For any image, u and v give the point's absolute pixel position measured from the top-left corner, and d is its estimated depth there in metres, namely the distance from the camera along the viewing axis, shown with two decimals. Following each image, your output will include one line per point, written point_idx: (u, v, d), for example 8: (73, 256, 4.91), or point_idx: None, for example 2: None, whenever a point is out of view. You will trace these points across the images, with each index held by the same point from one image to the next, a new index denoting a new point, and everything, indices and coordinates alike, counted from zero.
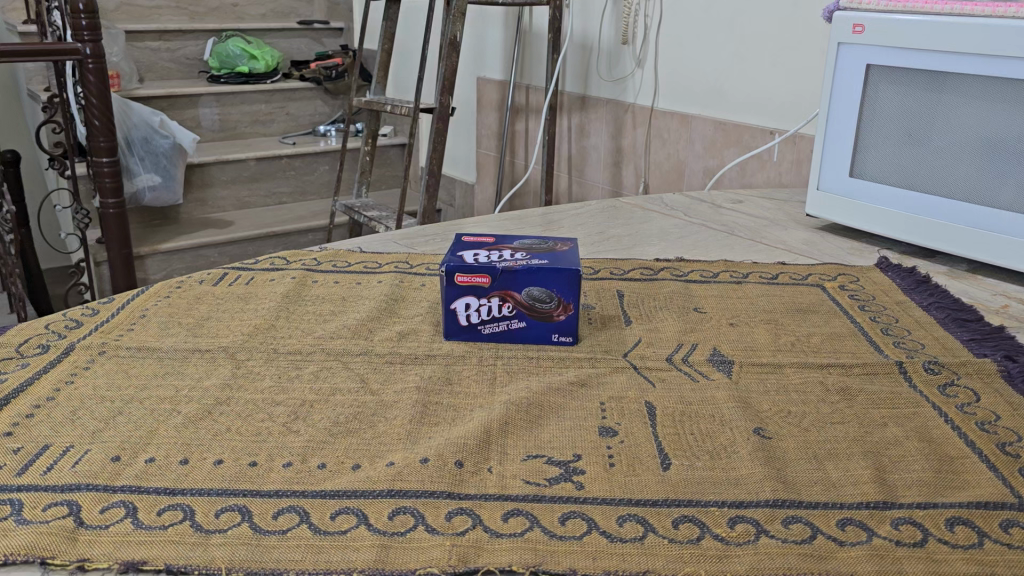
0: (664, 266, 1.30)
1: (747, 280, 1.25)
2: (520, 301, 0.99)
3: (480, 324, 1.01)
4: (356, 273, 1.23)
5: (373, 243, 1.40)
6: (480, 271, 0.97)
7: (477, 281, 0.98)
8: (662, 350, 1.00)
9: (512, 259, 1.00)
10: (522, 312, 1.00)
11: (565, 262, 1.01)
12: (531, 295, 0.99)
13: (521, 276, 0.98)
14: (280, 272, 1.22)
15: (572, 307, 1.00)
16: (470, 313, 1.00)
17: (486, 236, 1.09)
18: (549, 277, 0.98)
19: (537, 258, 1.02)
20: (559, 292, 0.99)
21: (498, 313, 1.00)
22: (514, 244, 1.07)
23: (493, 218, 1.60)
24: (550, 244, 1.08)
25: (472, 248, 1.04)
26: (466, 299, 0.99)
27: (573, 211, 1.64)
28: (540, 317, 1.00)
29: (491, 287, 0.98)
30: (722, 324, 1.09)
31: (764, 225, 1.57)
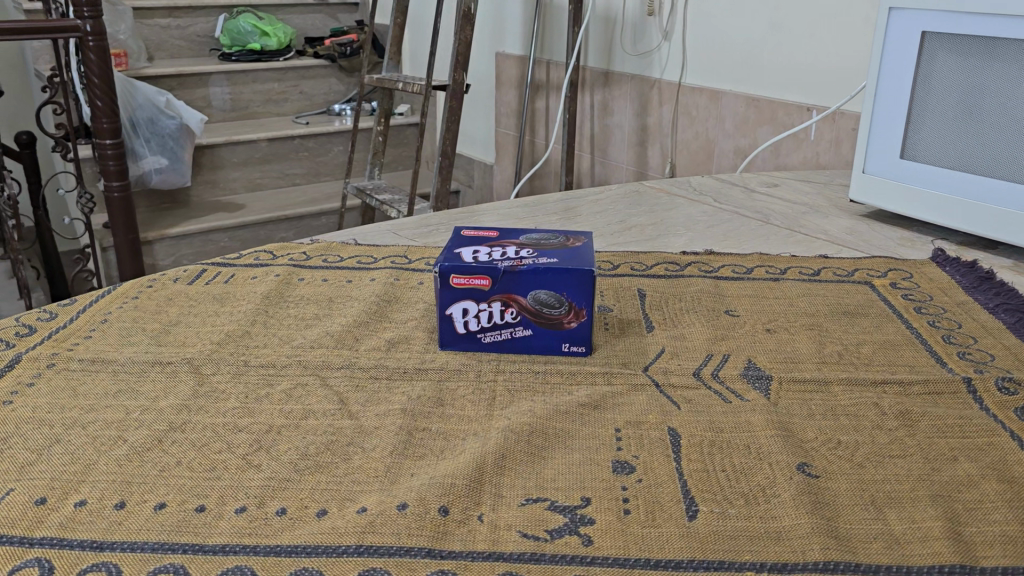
0: (692, 261, 1.16)
1: (785, 277, 1.11)
2: (525, 307, 0.87)
3: (479, 332, 0.89)
4: (346, 270, 1.10)
5: (371, 234, 1.28)
6: (478, 272, 0.85)
7: (475, 283, 0.86)
8: (689, 363, 0.87)
9: (516, 259, 0.87)
10: (527, 318, 0.87)
11: (578, 261, 0.88)
12: (538, 299, 0.86)
13: (525, 278, 0.85)
14: (262, 269, 1.10)
15: (585, 313, 0.87)
16: (468, 319, 0.88)
17: (489, 230, 0.97)
18: (558, 279, 0.85)
19: (545, 257, 0.89)
20: (571, 297, 0.86)
21: (499, 320, 0.88)
22: (520, 240, 0.94)
23: (503, 204, 1.47)
24: (561, 239, 0.95)
25: (471, 245, 0.92)
26: (463, 304, 0.87)
27: (591, 197, 1.50)
28: (547, 324, 0.88)
29: (491, 290, 0.86)
30: (757, 331, 0.95)
31: (803, 212, 1.42)
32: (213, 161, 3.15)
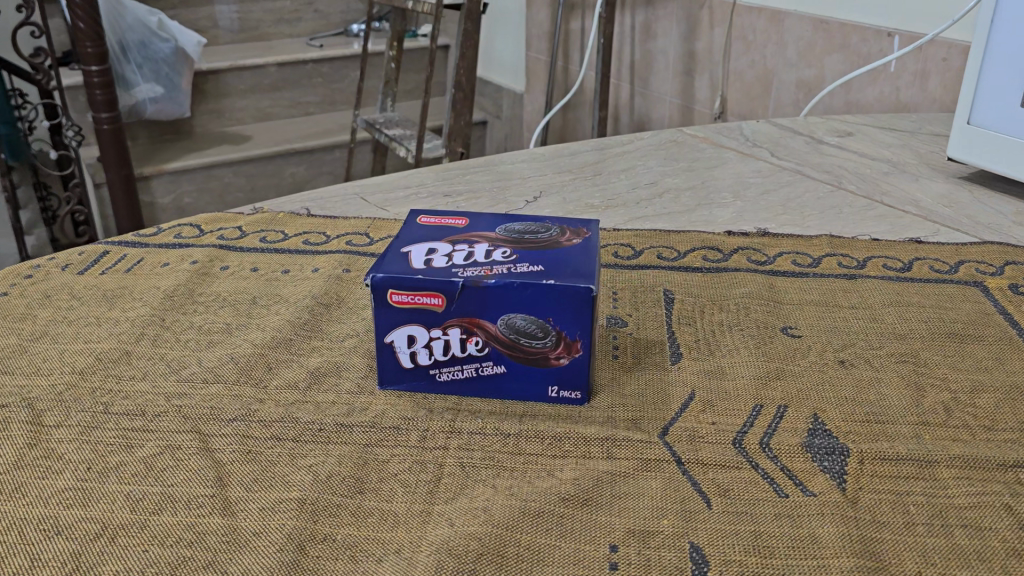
0: (737, 248, 0.88)
1: (864, 273, 0.83)
2: (494, 335, 0.61)
3: (431, 366, 0.63)
4: (286, 257, 0.86)
5: (334, 198, 1.02)
6: (428, 288, 0.60)
7: (424, 302, 0.60)
8: (728, 422, 0.61)
9: (484, 266, 0.62)
10: (499, 351, 0.62)
11: (571, 268, 0.61)
12: (512, 326, 0.61)
13: (494, 296, 0.60)
14: (178, 254, 0.86)
15: (581, 346, 0.61)
16: (415, 351, 0.63)
17: (457, 216, 0.71)
18: (541, 298, 0.59)
19: (529, 261, 0.63)
20: (560, 322, 0.60)
21: (460, 353, 0.62)
22: (496, 233, 0.68)
23: (506, 156, 1.19)
24: (556, 230, 0.68)
25: (427, 241, 0.66)
26: (407, 330, 0.62)
27: (616, 148, 1.21)
28: (526, 359, 0.62)
29: (447, 312, 0.61)
30: (826, 365, 0.68)
31: (884, 173, 1.12)
32: (217, 88, 2.89)
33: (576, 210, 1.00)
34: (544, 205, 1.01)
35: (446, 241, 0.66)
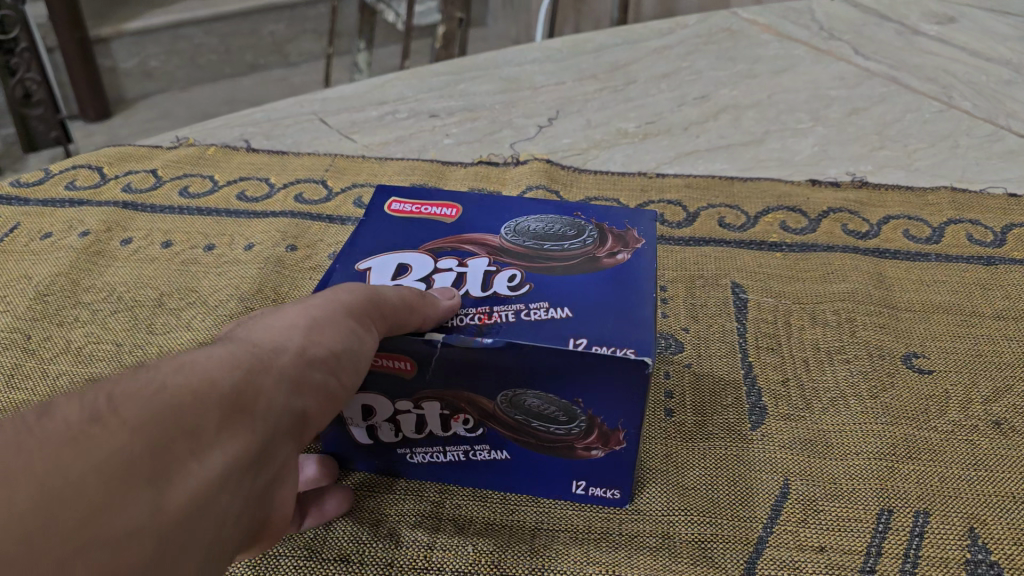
0: (826, 209, 0.65)
1: (1006, 253, 0.60)
2: (492, 413, 0.39)
3: (398, 445, 0.42)
4: (211, 222, 0.64)
5: (286, 121, 0.78)
6: (387, 347, 0.37)
7: (385, 364, 0.38)
8: (844, 549, 0.41)
9: (479, 308, 0.39)
10: (500, 436, 0.40)
11: (617, 314, 0.38)
12: (520, 404, 0.38)
13: (491, 365, 0.37)
14: (66, 217, 0.64)
15: (625, 436, 0.39)
16: (375, 426, 0.41)
17: (443, 199, 0.46)
18: (565, 370, 0.36)
19: (554, 296, 0.39)
20: (595, 404, 0.38)
21: (442, 432, 0.41)
22: (500, 234, 0.44)
23: (513, 52, 0.93)
24: (600, 228, 0.44)
25: (396, 252, 0.43)
26: (361, 400, 0.40)
27: (652, 41, 0.95)
28: (540, 448, 0.40)
29: (421, 379, 0.38)
30: (976, 430, 0.47)
31: (1005, 83, 0.86)
32: None
33: (605, 141, 0.75)
34: (562, 132, 0.76)
35: (424, 251, 0.43)
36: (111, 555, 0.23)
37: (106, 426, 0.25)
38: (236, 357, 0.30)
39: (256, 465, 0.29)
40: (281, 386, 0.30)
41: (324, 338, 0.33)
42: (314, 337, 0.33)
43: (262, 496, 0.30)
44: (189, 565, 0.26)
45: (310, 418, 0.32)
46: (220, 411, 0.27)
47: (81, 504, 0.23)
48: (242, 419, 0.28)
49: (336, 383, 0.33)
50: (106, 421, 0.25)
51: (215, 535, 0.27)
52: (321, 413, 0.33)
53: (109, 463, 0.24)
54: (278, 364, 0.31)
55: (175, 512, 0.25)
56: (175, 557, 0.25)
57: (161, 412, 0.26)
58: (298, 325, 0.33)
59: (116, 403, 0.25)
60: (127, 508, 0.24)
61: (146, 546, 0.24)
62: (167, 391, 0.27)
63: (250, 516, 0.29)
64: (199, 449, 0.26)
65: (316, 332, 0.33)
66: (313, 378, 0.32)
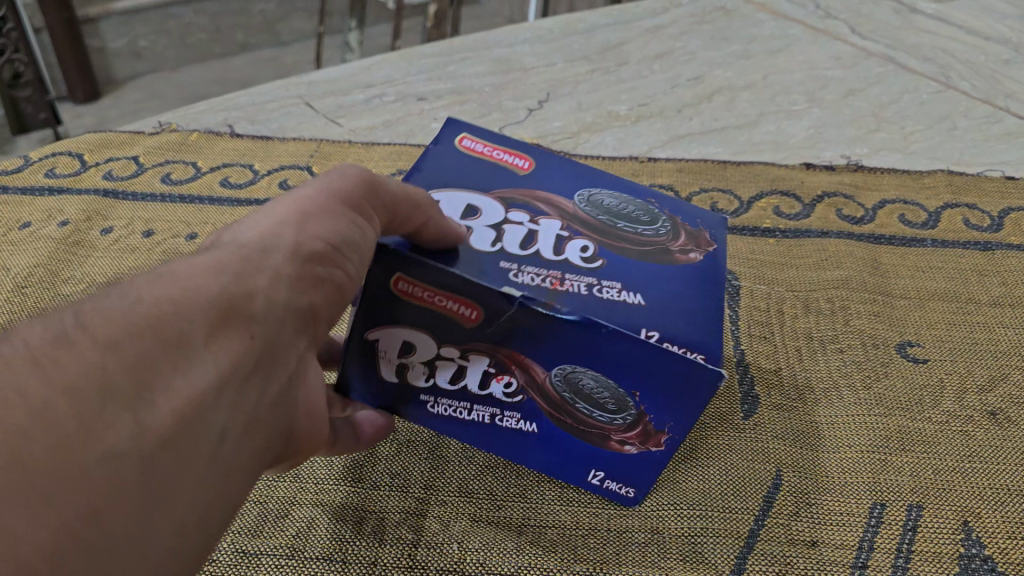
0: (820, 193, 0.64)
1: (1003, 238, 0.59)
2: (540, 384, 0.36)
3: (424, 392, 0.39)
4: (193, 210, 0.62)
5: (270, 105, 0.77)
6: (459, 292, 0.33)
7: (441, 302, 0.34)
8: (836, 544, 0.40)
9: (550, 273, 0.36)
10: (536, 407, 0.38)
11: (688, 320, 0.35)
12: (573, 382, 0.36)
13: (556, 334, 0.33)
14: (45, 206, 0.63)
15: (668, 441, 0.37)
16: (408, 366, 0.37)
17: (520, 148, 0.42)
18: (634, 363, 0.33)
19: (626, 284, 0.36)
20: (650, 401, 0.35)
21: (475, 389, 0.38)
22: (572, 201, 0.40)
23: (503, 31, 0.91)
24: (676, 220, 0.40)
25: (466, 193, 0.39)
26: (406, 334, 0.36)
27: (644, 21, 0.94)
28: (574, 430, 0.38)
29: (475, 331, 0.35)
30: (971, 421, 0.46)
31: (1004, 62, 0.85)
32: None
33: (596, 124, 0.74)
34: (553, 114, 0.75)
35: (494, 196, 0.39)
36: (101, 485, 0.20)
37: (73, 347, 0.21)
38: (226, 258, 0.26)
39: (260, 375, 0.26)
40: (280, 282, 0.27)
41: (326, 225, 0.30)
42: (308, 230, 0.30)
43: (272, 412, 0.27)
44: (190, 497, 0.23)
45: (315, 316, 0.29)
46: (210, 318, 0.24)
47: (51, 430, 0.20)
48: (238, 327, 0.25)
49: (341, 273, 0.30)
50: (74, 342, 0.21)
51: (222, 453, 0.24)
52: (331, 309, 0.30)
53: (83, 383, 0.21)
54: (275, 259, 0.28)
55: (164, 435, 0.22)
56: (173, 487, 0.22)
57: (139, 323, 0.23)
58: (295, 213, 0.30)
59: (83, 321, 0.22)
60: (106, 434, 0.21)
61: (139, 472, 0.21)
62: (144, 303, 0.23)
63: (262, 430, 0.26)
64: (192, 360, 0.23)
65: (314, 219, 0.30)
66: (313, 272, 0.29)
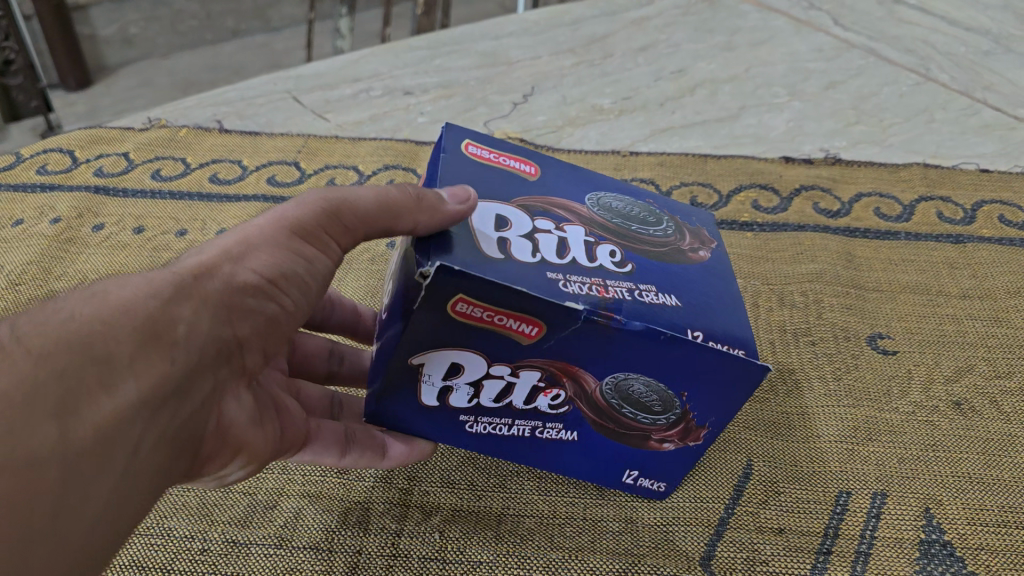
0: (799, 187, 0.65)
1: (975, 231, 0.61)
2: (589, 394, 0.36)
3: (465, 411, 0.37)
4: (183, 206, 0.64)
5: (259, 100, 0.78)
6: (523, 312, 0.31)
7: (499, 322, 0.32)
8: (803, 530, 0.41)
9: (592, 278, 0.33)
10: (581, 415, 0.37)
11: (726, 313, 0.35)
12: (624, 390, 0.35)
13: (621, 344, 0.32)
14: (37, 203, 0.64)
15: (707, 433, 0.38)
16: (453, 387, 0.36)
17: (521, 154, 0.40)
18: (689, 368, 0.34)
19: (661, 283, 0.35)
20: (696, 400, 0.36)
21: (520, 404, 0.37)
22: (584, 205, 0.38)
23: (490, 24, 0.92)
24: (672, 220, 0.40)
25: (490, 202, 0.35)
26: (456, 358, 0.34)
27: (630, 12, 0.94)
28: (617, 434, 0.38)
29: (533, 346, 0.33)
30: (937, 412, 0.47)
31: (983, 53, 0.86)
32: None
33: (580, 118, 0.75)
34: (538, 108, 0.76)
35: (516, 204, 0.36)
36: (23, 483, 0.23)
37: (11, 358, 0.24)
38: (159, 281, 0.29)
39: (177, 396, 0.28)
40: (204, 313, 0.30)
41: (262, 265, 0.32)
42: (247, 261, 0.32)
43: (185, 431, 0.29)
44: (100, 499, 0.25)
45: (241, 343, 0.32)
46: (134, 343, 0.27)
47: None
48: (161, 352, 0.27)
49: (276, 305, 0.33)
50: (10, 353, 0.24)
51: (133, 463, 0.26)
52: (254, 339, 0.32)
53: (17, 388, 0.23)
54: (204, 290, 0.30)
55: (85, 445, 0.24)
56: (87, 489, 0.25)
57: (69, 343, 0.25)
58: (237, 248, 0.32)
59: (21, 336, 0.25)
60: (33, 436, 0.23)
61: (61, 471, 0.24)
62: (77, 323, 0.26)
63: (175, 444, 0.29)
64: (113, 380, 0.26)
65: (252, 257, 0.32)
66: (245, 303, 0.31)
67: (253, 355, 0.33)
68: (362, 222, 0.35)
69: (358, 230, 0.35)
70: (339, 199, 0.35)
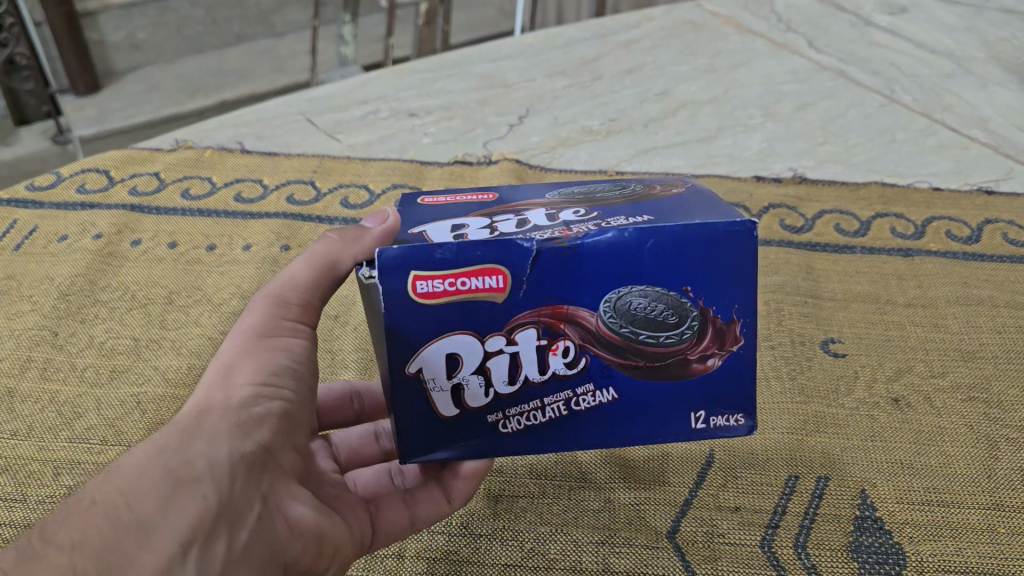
0: (767, 205, 0.72)
1: (923, 246, 0.67)
2: (598, 333, 0.38)
3: (490, 408, 0.39)
4: (211, 223, 0.70)
5: (276, 122, 0.85)
6: (474, 262, 0.35)
7: (467, 289, 0.36)
8: (755, 508, 0.48)
9: (555, 226, 0.37)
10: (605, 363, 0.38)
11: (697, 208, 0.38)
12: (627, 310, 0.37)
13: (594, 259, 0.36)
14: (79, 220, 0.71)
15: (740, 328, 0.39)
16: (464, 379, 0.38)
17: (477, 189, 0.45)
18: (680, 254, 0.37)
19: (628, 210, 0.39)
20: (705, 290, 0.38)
21: (539, 377, 0.38)
22: (548, 195, 0.43)
23: (488, 47, 0.98)
24: (638, 183, 0.44)
25: (447, 219, 0.40)
26: (448, 346, 0.37)
27: (620, 35, 1.01)
28: (652, 372, 0.39)
29: (512, 300, 0.36)
30: (877, 407, 0.54)
31: (946, 75, 0.92)
32: None
33: (571, 138, 0.82)
34: (532, 129, 0.83)
35: (476, 212, 0.41)
36: None
37: (53, 551, 0.28)
38: (161, 438, 0.32)
39: (222, 521, 0.31)
40: (218, 440, 0.33)
41: (248, 378, 0.36)
42: (233, 384, 0.36)
43: (252, 545, 0.32)
44: None
45: (270, 450, 0.35)
46: (158, 496, 0.30)
47: None
48: (188, 492, 0.31)
49: (281, 403, 0.37)
50: (49, 550, 0.28)
51: None
52: (282, 440, 0.36)
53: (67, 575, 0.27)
54: (209, 424, 0.34)
55: None
56: None
57: (99, 520, 0.29)
58: (220, 379, 0.36)
59: (58, 530, 0.29)
60: None
61: None
62: (97, 505, 0.29)
63: (251, 558, 0.32)
64: (149, 535, 0.29)
65: (236, 378, 0.36)
66: (252, 415, 0.35)
67: (284, 456, 0.36)
68: (307, 294, 0.41)
69: (311, 302, 0.41)
70: (281, 285, 0.41)
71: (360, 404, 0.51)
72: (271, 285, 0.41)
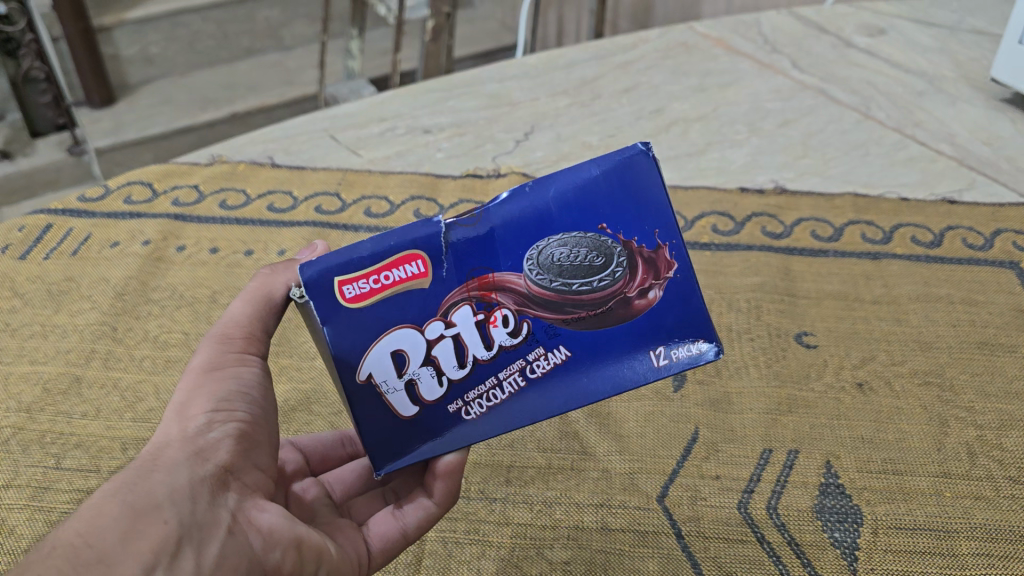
0: (750, 213, 0.80)
1: (890, 250, 0.75)
2: (529, 293, 0.42)
3: (450, 399, 0.43)
4: (248, 230, 0.78)
5: (301, 138, 0.92)
6: (388, 254, 0.40)
7: (392, 281, 0.41)
8: (733, 477, 0.56)
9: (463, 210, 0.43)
10: (547, 322, 0.42)
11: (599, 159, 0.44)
12: (552, 264, 0.42)
13: (505, 222, 0.41)
14: (128, 228, 0.78)
15: (670, 249, 0.43)
16: (417, 375, 0.42)
17: None
18: (585, 199, 0.42)
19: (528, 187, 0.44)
20: (619, 225, 0.42)
21: (486, 354, 0.42)
22: None
23: (494, 67, 1.06)
24: None
25: None
26: (392, 343, 0.42)
27: (618, 56, 1.09)
28: (596, 320, 0.43)
29: (438, 278, 0.41)
30: (843, 390, 0.62)
31: (918, 93, 1.00)
32: None
33: (571, 153, 0.89)
34: (536, 145, 0.91)
35: None
36: None
37: None
38: (120, 476, 0.35)
39: (189, 540, 0.34)
40: (177, 469, 0.36)
41: (201, 409, 0.40)
42: (187, 417, 0.39)
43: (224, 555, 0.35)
44: None
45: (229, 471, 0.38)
46: (121, 528, 0.33)
47: None
48: (150, 519, 0.34)
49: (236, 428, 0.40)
50: None
51: None
52: (242, 460, 0.39)
53: None
54: (165, 457, 0.37)
55: None
56: None
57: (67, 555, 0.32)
58: (175, 415, 0.40)
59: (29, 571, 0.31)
60: None
61: None
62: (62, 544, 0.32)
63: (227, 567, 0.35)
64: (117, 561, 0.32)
65: (189, 411, 0.39)
66: (206, 443, 0.38)
67: (244, 474, 0.39)
68: (247, 327, 0.44)
69: (253, 333, 0.44)
70: (221, 325, 0.44)
71: (351, 446, 0.54)
72: (213, 326, 0.44)
